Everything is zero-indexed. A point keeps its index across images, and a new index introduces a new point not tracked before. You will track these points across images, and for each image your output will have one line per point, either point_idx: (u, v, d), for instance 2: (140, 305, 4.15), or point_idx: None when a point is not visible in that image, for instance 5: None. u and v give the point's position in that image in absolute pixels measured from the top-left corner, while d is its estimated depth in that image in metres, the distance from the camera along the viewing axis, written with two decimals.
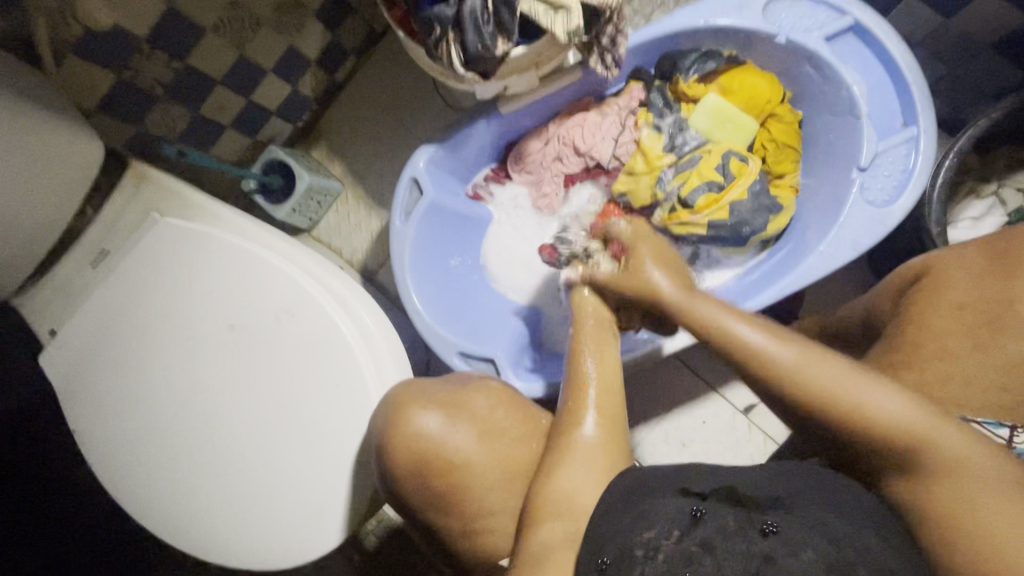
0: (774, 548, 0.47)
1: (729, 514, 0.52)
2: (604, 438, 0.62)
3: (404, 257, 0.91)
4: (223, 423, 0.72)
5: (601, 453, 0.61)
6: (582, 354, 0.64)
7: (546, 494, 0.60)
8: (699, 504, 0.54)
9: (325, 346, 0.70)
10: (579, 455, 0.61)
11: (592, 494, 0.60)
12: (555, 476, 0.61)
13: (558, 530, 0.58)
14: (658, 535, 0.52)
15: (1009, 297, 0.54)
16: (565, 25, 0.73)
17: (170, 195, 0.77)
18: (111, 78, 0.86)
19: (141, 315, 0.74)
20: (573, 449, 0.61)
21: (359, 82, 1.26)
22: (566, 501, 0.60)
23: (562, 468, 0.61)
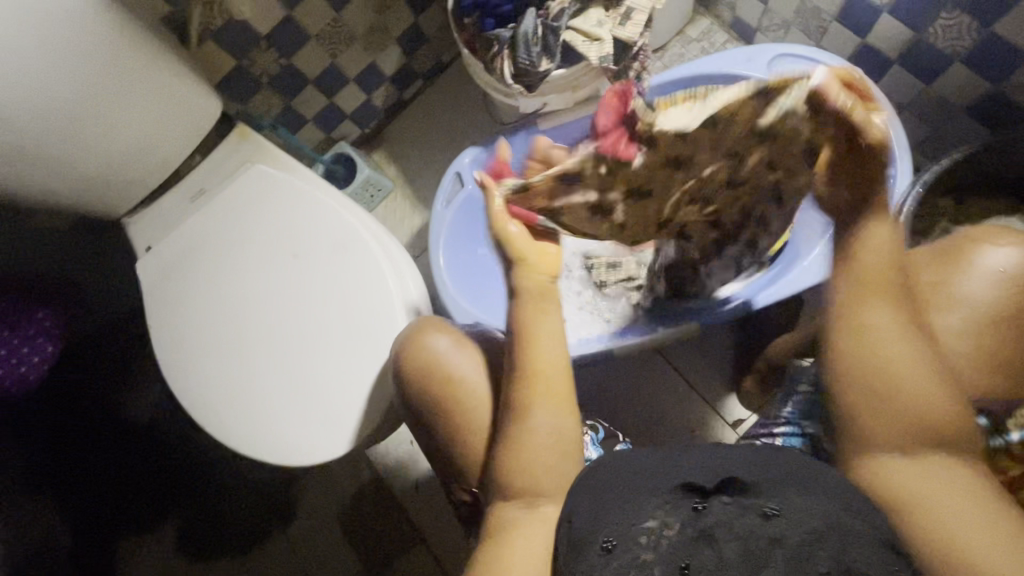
0: (782, 528, 0.51)
1: (730, 507, 0.54)
2: (555, 432, 0.67)
3: (441, 235, 1.09)
4: (274, 332, 0.85)
5: (554, 437, 0.66)
6: (524, 348, 0.68)
7: (507, 475, 0.67)
8: (700, 500, 0.56)
9: (368, 279, 0.84)
10: (533, 444, 0.66)
11: (553, 477, 0.66)
12: (512, 464, 0.66)
13: (520, 512, 0.65)
14: (659, 525, 0.53)
15: (938, 281, 0.66)
16: (598, 51, 0.91)
17: (263, 151, 0.95)
18: (233, 64, 1.08)
19: (223, 239, 0.89)
20: (524, 442, 0.66)
21: (422, 102, 1.48)
22: (529, 484, 0.66)
23: (521, 450, 0.66)
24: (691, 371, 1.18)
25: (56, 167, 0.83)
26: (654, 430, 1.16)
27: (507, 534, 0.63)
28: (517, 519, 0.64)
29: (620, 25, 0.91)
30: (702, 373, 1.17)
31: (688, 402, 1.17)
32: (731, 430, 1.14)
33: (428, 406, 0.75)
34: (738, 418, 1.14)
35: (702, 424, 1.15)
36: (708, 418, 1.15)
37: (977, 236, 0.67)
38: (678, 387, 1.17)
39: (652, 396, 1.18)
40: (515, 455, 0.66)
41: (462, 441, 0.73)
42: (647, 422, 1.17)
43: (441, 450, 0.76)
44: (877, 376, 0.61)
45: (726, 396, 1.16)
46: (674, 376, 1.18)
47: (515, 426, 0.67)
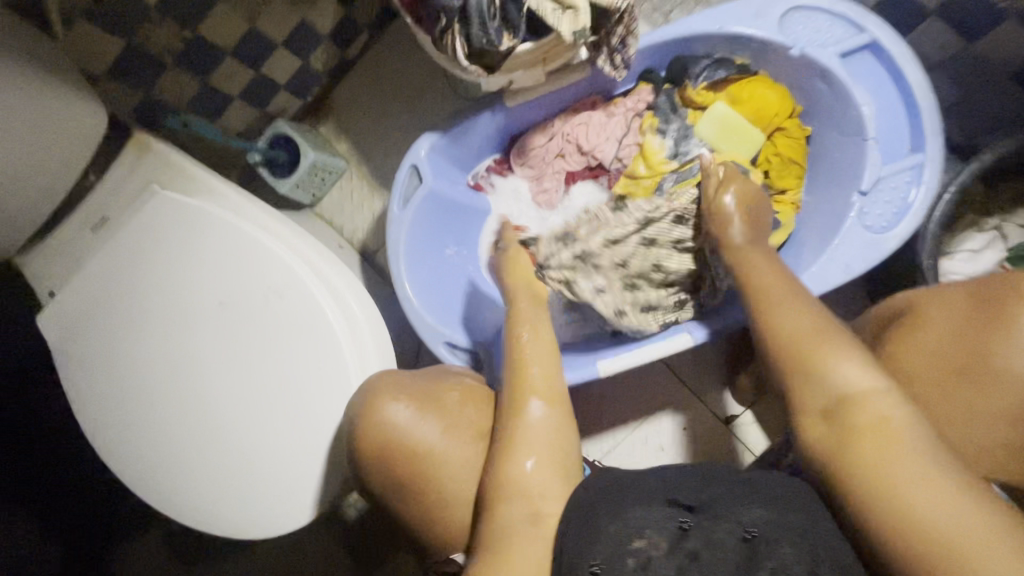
0: (758, 550, 0.53)
1: (718, 528, 0.56)
2: (556, 423, 0.66)
3: (400, 242, 0.94)
4: (208, 394, 0.74)
5: (549, 432, 0.65)
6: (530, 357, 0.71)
7: (501, 478, 0.63)
8: (687, 517, 0.58)
9: (310, 328, 0.72)
10: (532, 439, 0.64)
11: (547, 479, 0.63)
12: (508, 463, 0.63)
13: (519, 512, 0.61)
14: (648, 546, 0.55)
15: (986, 348, 0.57)
16: (571, 24, 0.72)
17: (172, 169, 0.78)
18: (121, 45, 0.87)
19: (137, 285, 0.76)
20: (523, 436, 0.65)
21: (370, 61, 1.26)
22: (525, 483, 0.62)
23: (514, 451, 0.64)
24: (682, 366, 1.12)
25: None
26: (643, 430, 1.10)
27: (501, 545, 0.59)
28: (512, 527, 0.60)
29: None
30: (695, 366, 1.11)
31: (679, 399, 1.11)
32: (724, 426, 1.09)
33: (388, 477, 0.67)
34: (732, 413, 1.09)
35: (695, 420, 1.10)
36: (701, 414, 1.10)
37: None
38: (670, 382, 1.11)
39: (641, 394, 1.12)
40: (511, 454, 0.64)
41: (433, 510, 0.67)
42: (636, 422, 1.11)
43: (412, 521, 0.69)
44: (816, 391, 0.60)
45: (721, 390, 1.10)
46: (665, 373, 1.11)
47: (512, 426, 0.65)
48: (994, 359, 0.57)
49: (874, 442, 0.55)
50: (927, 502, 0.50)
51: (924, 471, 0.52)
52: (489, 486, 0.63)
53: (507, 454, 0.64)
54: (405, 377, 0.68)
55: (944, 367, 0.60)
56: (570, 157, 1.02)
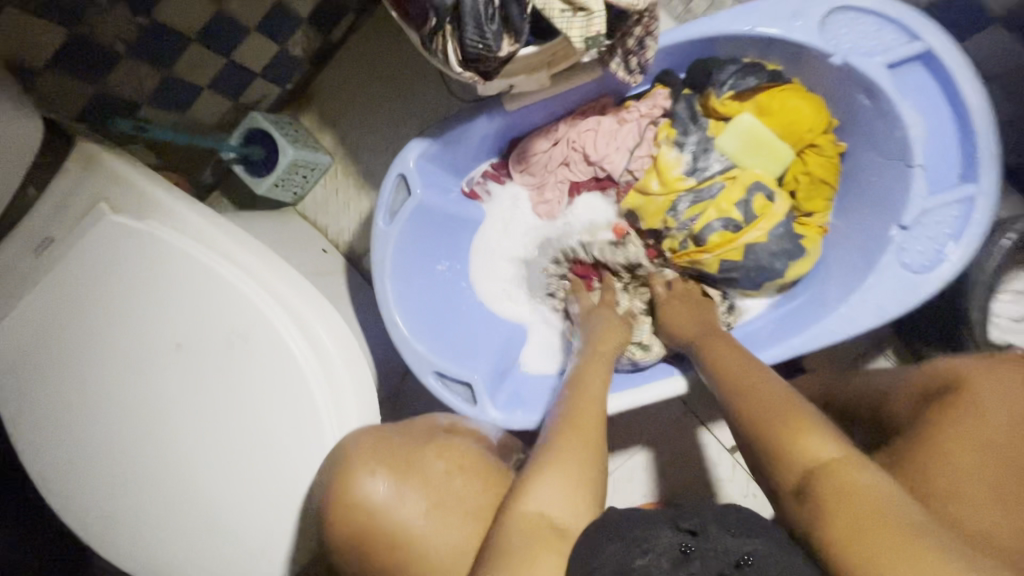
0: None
1: (717, 548, 0.52)
2: (586, 421, 0.63)
3: (386, 261, 0.85)
4: (165, 447, 0.66)
5: (578, 444, 0.61)
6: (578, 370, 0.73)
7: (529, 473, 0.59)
8: (689, 539, 0.54)
9: (281, 376, 0.64)
10: (571, 430, 0.62)
11: (572, 483, 0.58)
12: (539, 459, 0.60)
13: (541, 505, 0.56)
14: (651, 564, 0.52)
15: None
16: (583, 29, 0.61)
17: (122, 186, 0.68)
18: (66, 35, 0.75)
19: (84, 319, 0.67)
20: (564, 430, 0.62)
21: (356, 44, 1.14)
22: (554, 478, 0.58)
23: (546, 450, 0.61)
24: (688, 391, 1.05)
25: None
26: (643, 456, 1.05)
27: (520, 547, 0.54)
28: (520, 541, 0.55)
29: None
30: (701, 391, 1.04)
31: (682, 424, 1.05)
32: (729, 454, 1.03)
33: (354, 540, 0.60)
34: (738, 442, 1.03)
35: (697, 450, 1.04)
36: (706, 441, 1.04)
37: None
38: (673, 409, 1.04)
39: (642, 419, 1.05)
40: (545, 450, 0.61)
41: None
42: (637, 448, 1.05)
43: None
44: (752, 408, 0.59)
45: (727, 420, 1.03)
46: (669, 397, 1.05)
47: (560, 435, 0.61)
48: None
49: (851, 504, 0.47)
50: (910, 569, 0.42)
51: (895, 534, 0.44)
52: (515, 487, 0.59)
53: (541, 466, 0.59)
54: (389, 436, 0.63)
55: (996, 467, 0.54)
56: (575, 166, 0.93)
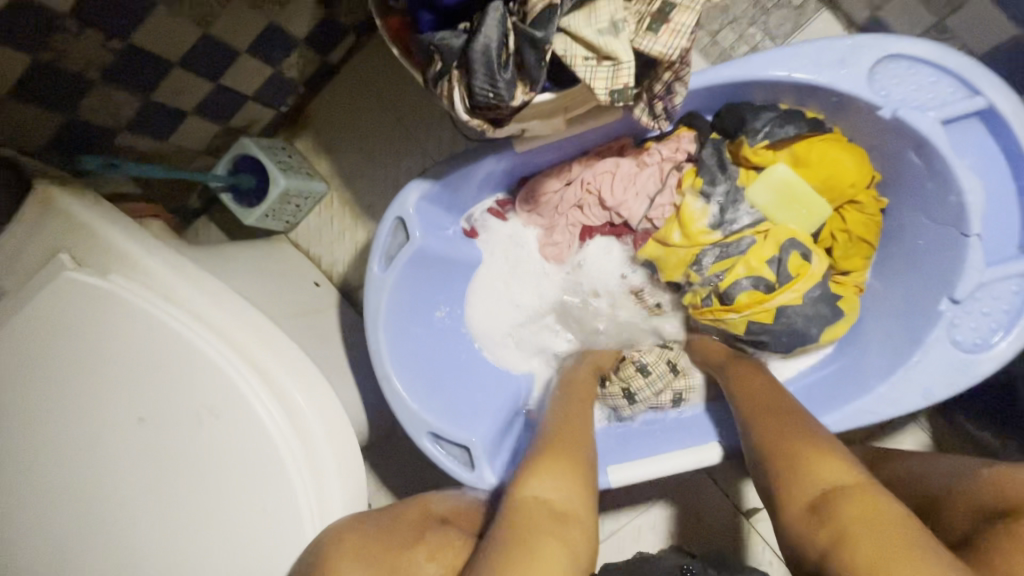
0: None
1: None
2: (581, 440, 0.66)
3: (379, 312, 0.78)
4: (117, 538, 0.58)
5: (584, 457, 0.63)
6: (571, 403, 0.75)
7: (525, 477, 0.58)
8: None
9: (257, 460, 0.57)
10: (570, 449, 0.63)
11: (566, 490, 0.57)
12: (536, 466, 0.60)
13: (539, 503, 0.55)
14: None
15: None
16: (609, 81, 0.54)
17: (84, 236, 0.61)
18: (29, 62, 0.68)
19: (30, 387, 0.59)
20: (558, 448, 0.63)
21: (356, 65, 1.07)
22: (551, 483, 0.57)
23: (544, 458, 0.61)
24: None
25: None
26: (650, 517, 0.98)
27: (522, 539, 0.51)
28: (530, 527, 0.52)
29: (649, 32, 0.54)
30: None
31: (693, 484, 0.98)
32: (745, 520, 0.94)
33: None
34: (755, 506, 0.94)
35: (713, 509, 0.95)
36: (719, 504, 0.95)
37: None
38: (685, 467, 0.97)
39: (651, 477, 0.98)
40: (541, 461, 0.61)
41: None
42: (644, 509, 0.97)
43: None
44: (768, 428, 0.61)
45: (744, 480, 0.95)
46: None
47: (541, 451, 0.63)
48: None
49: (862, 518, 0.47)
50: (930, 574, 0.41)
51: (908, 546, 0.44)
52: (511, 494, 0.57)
53: (532, 468, 0.59)
54: (374, 535, 0.56)
55: None
56: (589, 210, 0.85)
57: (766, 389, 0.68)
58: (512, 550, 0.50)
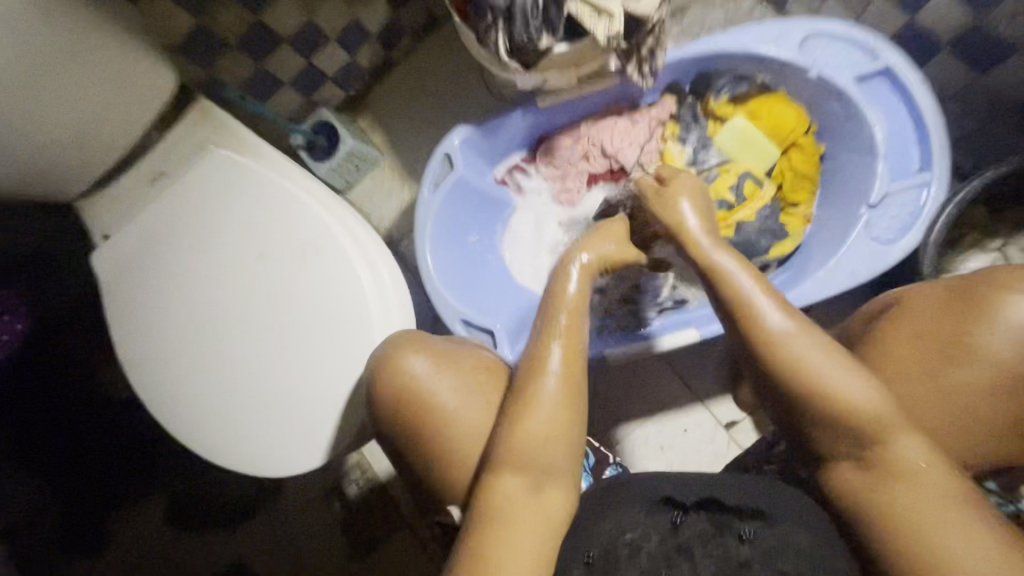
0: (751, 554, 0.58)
1: (703, 521, 0.63)
2: (566, 372, 0.63)
3: (427, 223, 1.00)
4: (241, 341, 0.80)
5: (565, 396, 0.62)
6: (551, 342, 0.64)
7: (514, 441, 0.61)
8: (677, 513, 0.64)
9: (342, 284, 0.78)
10: (546, 409, 0.61)
11: (552, 446, 0.61)
12: (520, 425, 0.61)
13: (518, 483, 0.59)
14: (638, 538, 0.62)
15: (960, 335, 0.60)
16: (606, 28, 0.79)
17: (227, 132, 0.85)
18: (192, 23, 0.97)
19: (184, 235, 0.82)
20: (537, 398, 0.62)
21: (411, 61, 1.33)
22: (532, 457, 0.60)
23: (525, 417, 0.61)
24: (687, 371, 1.14)
25: None
26: (643, 429, 1.13)
27: (503, 520, 0.57)
28: (520, 498, 0.59)
29: None
30: (699, 371, 1.13)
31: (680, 401, 1.13)
32: (724, 431, 1.11)
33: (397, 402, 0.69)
34: (733, 419, 1.11)
35: (696, 424, 1.12)
36: (701, 417, 1.12)
37: (1006, 276, 0.60)
38: (673, 385, 1.14)
39: (644, 395, 1.14)
40: (523, 416, 0.62)
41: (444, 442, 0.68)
42: (637, 421, 1.13)
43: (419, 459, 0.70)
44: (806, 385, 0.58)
45: (724, 397, 1.12)
46: (669, 376, 1.14)
47: (525, 383, 0.63)
48: (967, 340, 0.60)
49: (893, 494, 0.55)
50: (966, 555, 0.50)
51: (947, 507, 0.53)
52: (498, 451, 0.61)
53: (515, 415, 0.62)
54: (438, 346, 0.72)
55: (924, 348, 0.62)
56: (594, 160, 1.08)
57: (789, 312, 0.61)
58: (500, 522, 0.57)
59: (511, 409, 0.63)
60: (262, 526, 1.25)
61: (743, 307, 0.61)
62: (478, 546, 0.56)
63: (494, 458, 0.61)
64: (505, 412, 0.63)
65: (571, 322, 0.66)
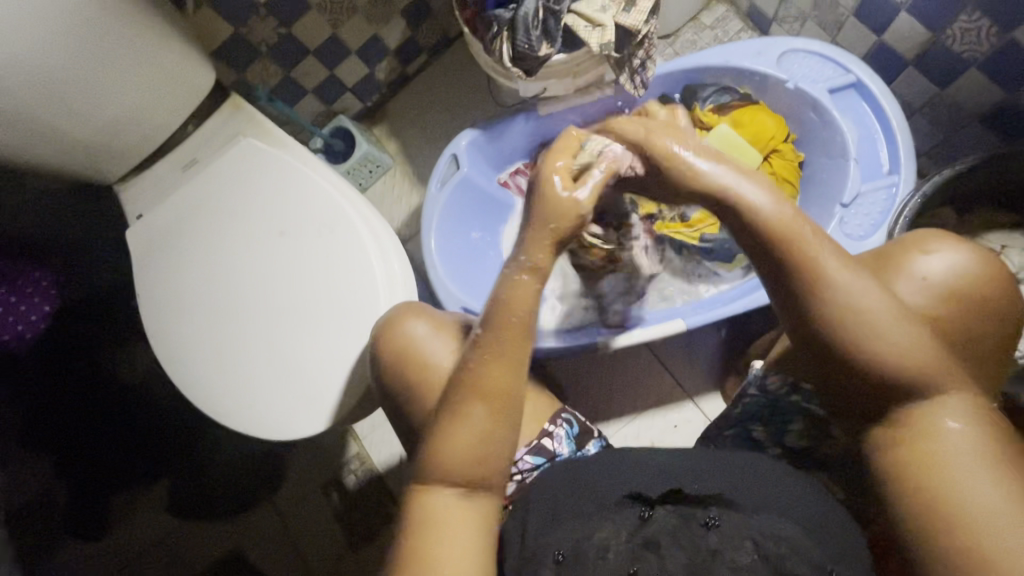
0: (719, 543, 0.56)
1: (674, 513, 0.59)
2: (500, 381, 0.58)
3: (433, 217, 1.08)
4: (256, 309, 0.87)
5: (497, 406, 0.58)
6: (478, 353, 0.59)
7: (443, 450, 0.58)
8: (648, 508, 0.60)
9: (352, 259, 0.85)
10: (473, 419, 0.58)
11: (486, 456, 0.58)
12: (448, 437, 0.58)
13: (451, 494, 0.58)
14: (609, 535, 0.58)
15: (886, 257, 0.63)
16: (599, 38, 0.88)
17: (255, 124, 0.95)
18: (230, 31, 1.09)
19: (211, 213, 0.90)
20: (467, 408, 0.58)
21: (426, 76, 1.44)
22: (464, 469, 0.57)
23: (455, 424, 0.58)
24: (677, 368, 1.18)
25: (43, 130, 0.82)
26: (634, 424, 1.16)
27: (432, 531, 0.56)
28: (452, 506, 0.57)
29: (625, 12, 0.88)
30: (689, 368, 1.17)
31: (671, 397, 1.17)
32: None
33: (394, 360, 0.74)
34: None
35: (685, 421, 1.15)
36: (690, 413, 1.15)
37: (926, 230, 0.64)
38: (664, 382, 1.17)
39: (636, 390, 1.18)
40: (452, 427, 0.58)
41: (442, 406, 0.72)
42: (629, 416, 1.17)
43: (416, 421, 0.75)
44: (855, 328, 0.54)
45: (713, 394, 1.15)
46: (660, 372, 1.18)
47: (464, 394, 0.58)
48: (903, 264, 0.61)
49: (923, 452, 0.53)
50: (985, 504, 0.49)
51: (987, 466, 0.50)
52: (428, 458, 0.58)
53: (445, 423, 0.58)
54: (435, 317, 0.77)
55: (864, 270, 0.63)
56: None
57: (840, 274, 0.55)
58: (427, 534, 0.56)
59: (440, 423, 0.59)
60: (258, 515, 1.27)
61: (804, 274, 0.55)
62: (410, 552, 0.55)
63: (424, 465, 0.59)
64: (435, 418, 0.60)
65: (508, 336, 0.59)
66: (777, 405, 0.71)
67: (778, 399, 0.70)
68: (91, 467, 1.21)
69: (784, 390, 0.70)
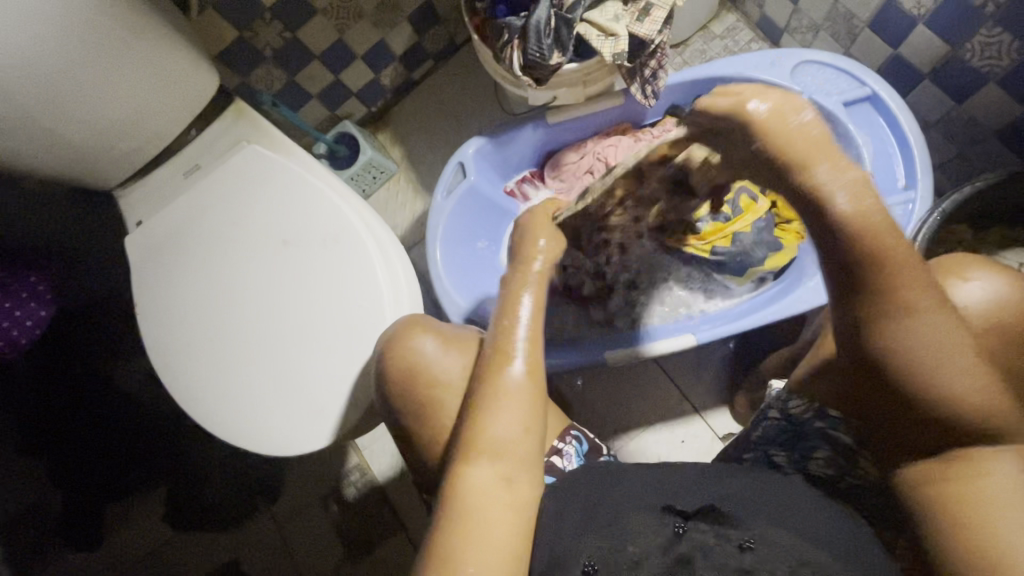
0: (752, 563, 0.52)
1: (708, 531, 0.56)
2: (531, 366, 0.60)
3: (439, 226, 1.06)
4: (258, 321, 0.84)
5: (529, 389, 0.59)
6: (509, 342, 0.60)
7: (480, 434, 0.57)
8: (682, 521, 0.57)
9: (358, 272, 0.83)
10: (510, 403, 0.58)
11: (522, 437, 0.58)
12: (484, 420, 0.57)
13: (490, 478, 0.56)
14: (644, 551, 0.54)
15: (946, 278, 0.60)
16: (612, 47, 0.86)
17: (260, 131, 0.93)
18: (235, 35, 1.07)
19: (213, 221, 0.88)
20: (503, 391, 0.58)
21: (432, 82, 1.42)
22: (503, 451, 0.57)
23: (491, 410, 0.58)
24: (683, 381, 1.16)
25: (43, 135, 0.80)
26: (640, 438, 1.14)
27: (472, 519, 0.54)
28: (495, 496, 0.55)
29: (638, 22, 0.87)
30: (697, 382, 1.16)
31: (678, 411, 1.15)
32: (720, 443, 1.12)
33: (402, 377, 0.72)
34: (729, 431, 1.12)
35: (692, 435, 1.13)
36: (698, 428, 1.13)
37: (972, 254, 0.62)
38: (671, 396, 1.15)
39: (642, 404, 1.16)
40: (487, 411, 0.58)
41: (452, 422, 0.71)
42: (634, 430, 1.15)
43: (422, 439, 0.73)
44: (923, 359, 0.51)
45: (720, 409, 1.13)
46: (666, 386, 1.16)
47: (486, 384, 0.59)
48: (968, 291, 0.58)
49: (960, 486, 0.52)
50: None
51: None
52: (466, 445, 0.57)
53: (480, 407, 0.58)
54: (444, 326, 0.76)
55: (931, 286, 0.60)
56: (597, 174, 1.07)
57: (908, 283, 0.51)
58: (467, 521, 0.54)
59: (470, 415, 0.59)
60: (254, 527, 1.24)
61: (872, 286, 0.52)
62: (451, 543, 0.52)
63: (461, 454, 0.57)
64: (467, 407, 0.59)
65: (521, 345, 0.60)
66: (800, 430, 0.70)
67: (801, 423, 0.69)
68: (84, 474, 1.18)
69: (809, 415, 0.69)
